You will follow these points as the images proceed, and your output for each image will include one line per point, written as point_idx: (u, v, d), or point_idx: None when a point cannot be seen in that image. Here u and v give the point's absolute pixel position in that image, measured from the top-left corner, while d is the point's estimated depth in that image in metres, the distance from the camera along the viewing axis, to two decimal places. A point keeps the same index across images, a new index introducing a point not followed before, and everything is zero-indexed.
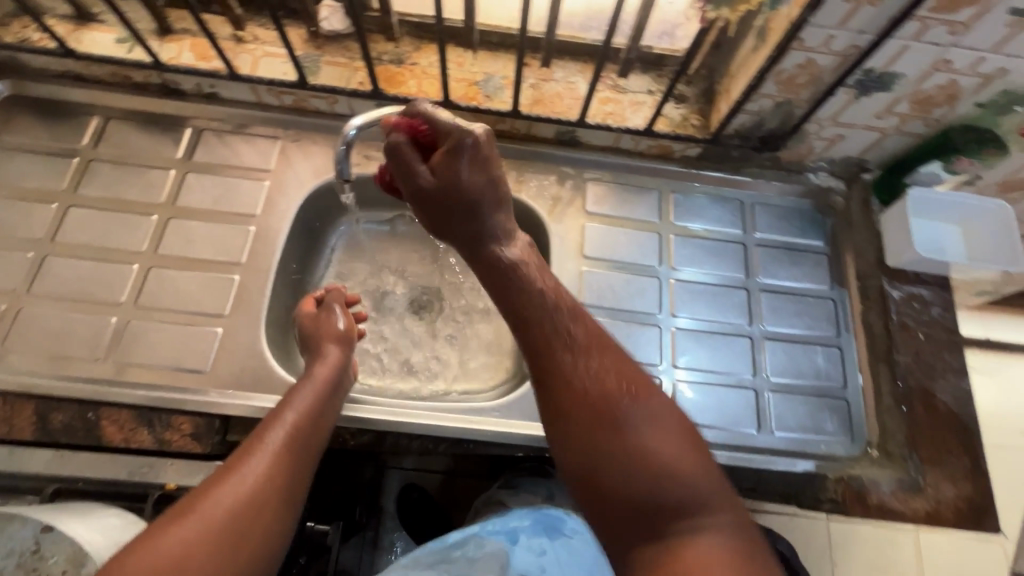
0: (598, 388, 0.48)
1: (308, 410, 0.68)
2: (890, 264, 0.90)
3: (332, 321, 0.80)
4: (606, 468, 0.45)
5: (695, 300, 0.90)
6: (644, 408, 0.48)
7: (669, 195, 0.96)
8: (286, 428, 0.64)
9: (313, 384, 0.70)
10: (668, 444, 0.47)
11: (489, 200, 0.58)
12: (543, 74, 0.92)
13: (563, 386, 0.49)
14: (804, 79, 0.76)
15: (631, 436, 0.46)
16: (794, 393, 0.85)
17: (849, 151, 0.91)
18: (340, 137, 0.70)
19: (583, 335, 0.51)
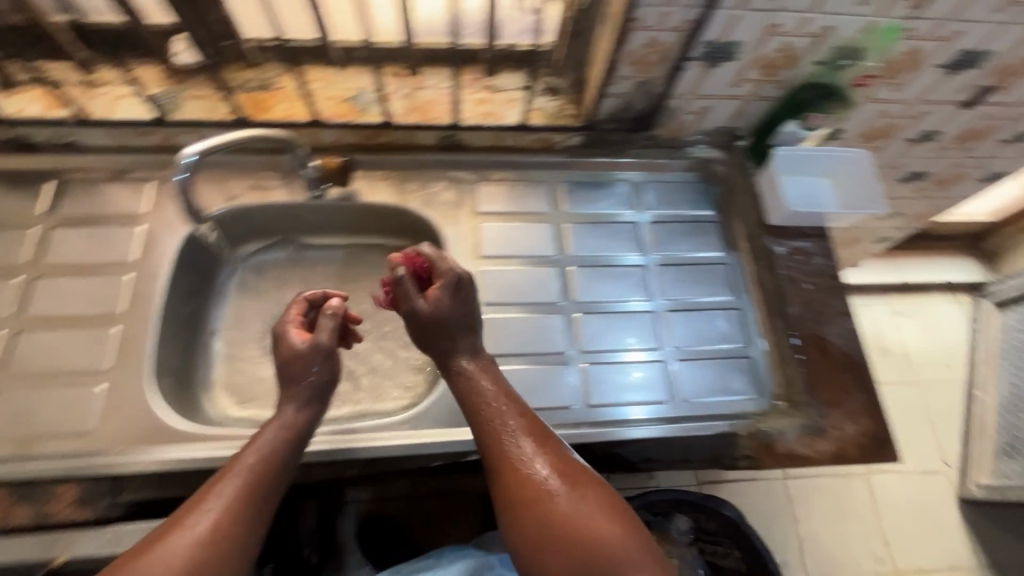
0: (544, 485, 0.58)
1: (271, 453, 0.64)
2: (772, 223, 0.94)
3: (314, 363, 0.71)
4: (550, 535, 0.56)
5: (598, 283, 0.92)
6: (578, 486, 0.58)
7: (559, 186, 0.98)
8: (243, 473, 0.61)
9: (282, 426, 0.67)
10: (601, 521, 0.56)
11: (467, 324, 0.70)
12: (415, 82, 0.92)
13: (504, 467, 0.60)
14: (654, 58, 0.79)
15: (574, 515, 0.56)
16: (701, 358, 0.87)
17: (719, 121, 0.95)
18: (177, 165, 0.72)
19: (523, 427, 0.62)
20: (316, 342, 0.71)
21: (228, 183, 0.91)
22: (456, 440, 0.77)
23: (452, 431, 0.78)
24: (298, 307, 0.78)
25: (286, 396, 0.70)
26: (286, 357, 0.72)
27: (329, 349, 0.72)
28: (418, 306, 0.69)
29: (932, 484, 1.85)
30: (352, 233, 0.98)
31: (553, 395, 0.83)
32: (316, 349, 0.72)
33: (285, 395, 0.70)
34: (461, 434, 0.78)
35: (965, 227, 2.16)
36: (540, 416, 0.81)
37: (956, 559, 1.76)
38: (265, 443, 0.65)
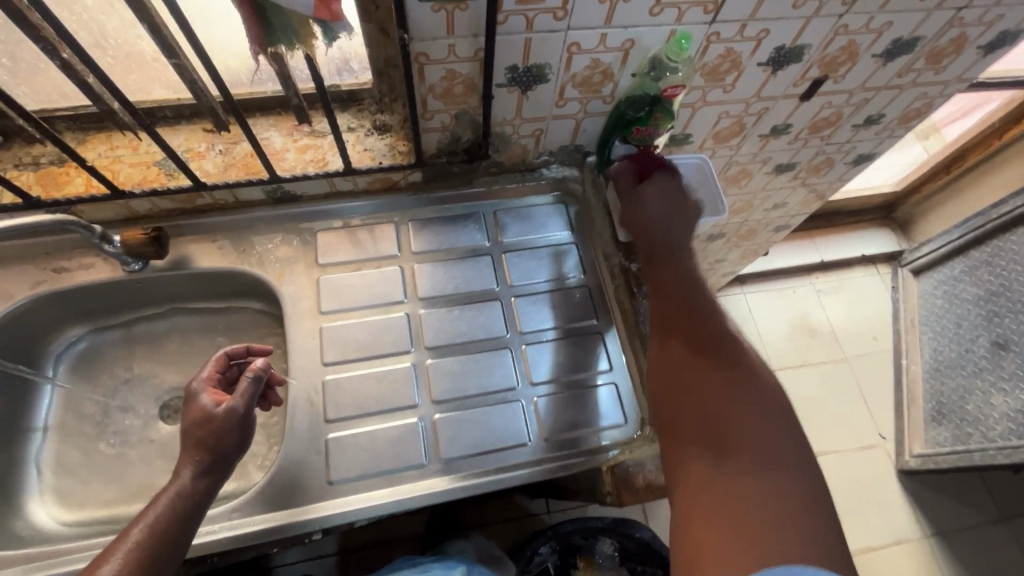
0: (693, 372, 0.68)
1: (161, 519, 0.60)
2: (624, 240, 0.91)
3: (226, 428, 0.66)
4: (693, 416, 0.65)
5: (451, 322, 0.87)
6: (743, 379, 0.67)
7: (406, 225, 0.93)
8: (127, 551, 0.57)
9: (174, 494, 0.62)
10: (745, 406, 0.65)
11: (670, 210, 0.82)
12: (231, 137, 0.86)
13: (669, 366, 0.70)
14: (461, 89, 0.75)
15: (732, 379, 0.67)
16: (563, 390, 0.84)
17: (560, 140, 0.92)
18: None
19: (707, 342, 0.70)
20: (233, 407, 0.67)
21: (30, 267, 0.82)
22: (295, 520, 0.73)
23: (292, 511, 0.73)
24: (217, 365, 0.74)
25: (189, 459, 0.65)
26: (196, 419, 0.66)
27: (245, 414, 0.68)
28: (656, 187, 0.82)
29: (871, 458, 1.86)
30: (192, 301, 0.92)
31: (403, 455, 0.77)
32: (235, 413, 0.67)
33: (185, 460, 0.65)
34: (304, 513, 0.73)
35: (877, 199, 2.18)
36: (389, 480, 0.76)
37: (902, 531, 1.76)
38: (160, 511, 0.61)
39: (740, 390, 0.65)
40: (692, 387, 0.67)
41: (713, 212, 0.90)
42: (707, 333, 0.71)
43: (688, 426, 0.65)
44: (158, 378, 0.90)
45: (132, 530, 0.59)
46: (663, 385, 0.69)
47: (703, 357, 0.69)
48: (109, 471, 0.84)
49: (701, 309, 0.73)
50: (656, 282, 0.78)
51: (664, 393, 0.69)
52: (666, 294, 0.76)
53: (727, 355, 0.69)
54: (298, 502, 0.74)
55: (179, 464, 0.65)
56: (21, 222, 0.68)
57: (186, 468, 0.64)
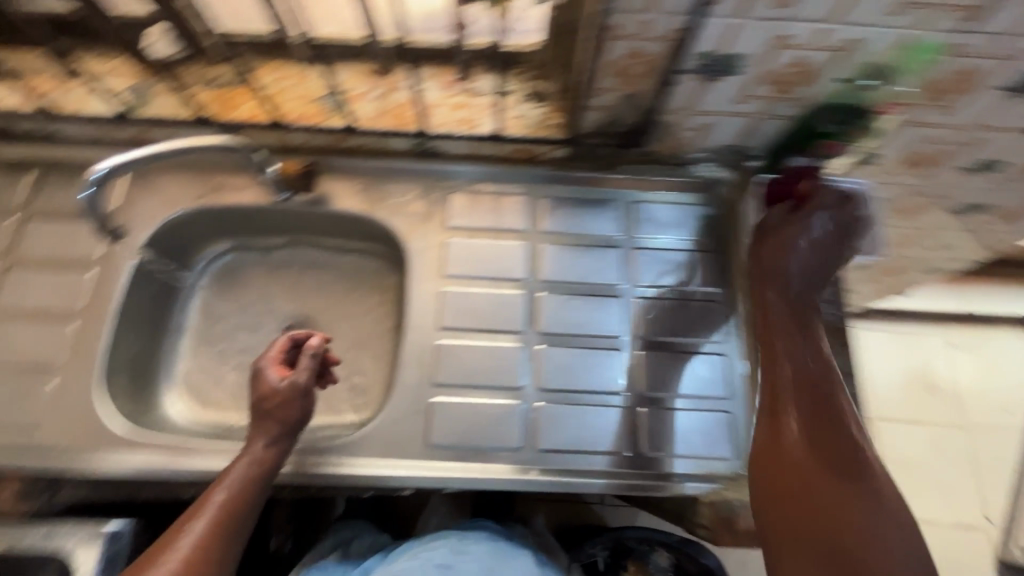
0: (800, 467, 0.66)
1: (240, 486, 0.68)
2: None
3: (292, 401, 0.73)
4: (803, 513, 0.64)
5: (567, 311, 0.84)
6: (853, 478, 0.65)
7: (540, 201, 0.89)
8: (209, 516, 0.65)
9: (248, 463, 0.69)
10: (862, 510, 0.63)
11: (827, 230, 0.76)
12: (389, 84, 0.86)
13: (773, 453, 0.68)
14: (639, 70, 0.69)
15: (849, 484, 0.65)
16: (671, 407, 0.80)
17: (725, 140, 0.83)
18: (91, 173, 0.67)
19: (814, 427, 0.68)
20: (295, 382, 0.73)
21: (198, 182, 0.88)
22: (389, 474, 0.75)
23: (391, 462, 0.76)
24: (281, 347, 0.77)
25: (262, 429, 0.71)
26: (265, 393, 0.73)
27: (306, 390, 0.74)
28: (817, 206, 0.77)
29: (966, 538, 1.65)
30: (324, 238, 0.95)
31: (499, 435, 0.77)
32: (301, 383, 0.74)
33: (256, 431, 0.71)
34: (402, 467, 0.75)
35: None
36: (484, 456, 0.76)
37: None
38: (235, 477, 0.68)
39: (855, 496, 0.64)
40: (808, 488, 0.65)
41: (861, 252, 0.79)
42: (825, 432, 0.68)
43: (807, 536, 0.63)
44: (282, 304, 0.95)
45: (214, 496, 0.66)
46: (768, 487, 0.67)
47: (819, 462, 0.66)
48: (231, 381, 0.90)
49: (822, 396, 0.70)
50: (769, 373, 0.73)
51: (776, 496, 0.66)
52: (782, 383, 0.71)
53: (850, 460, 0.66)
54: (398, 455, 0.76)
55: (250, 435, 0.71)
56: (205, 141, 0.70)
57: (258, 439, 0.71)
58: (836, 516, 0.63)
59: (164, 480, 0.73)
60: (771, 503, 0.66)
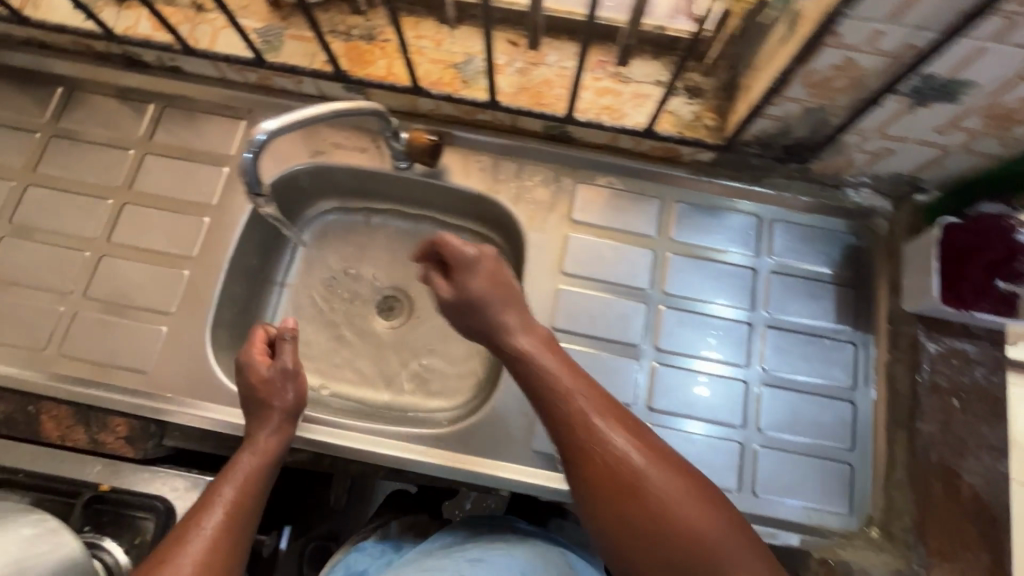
0: (664, 490, 0.50)
1: (249, 477, 0.64)
2: (908, 310, 0.75)
3: (286, 387, 0.70)
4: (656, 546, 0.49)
5: (686, 329, 0.79)
6: (673, 480, 0.51)
7: (672, 205, 0.82)
8: (224, 507, 0.60)
9: (255, 452, 0.66)
10: (696, 517, 0.50)
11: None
12: (532, 57, 0.79)
13: (618, 471, 0.51)
14: (842, 83, 0.60)
15: (651, 497, 0.50)
16: (787, 450, 0.74)
17: (898, 167, 0.74)
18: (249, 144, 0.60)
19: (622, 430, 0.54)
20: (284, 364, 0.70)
21: (316, 137, 0.84)
22: (489, 474, 0.73)
23: (490, 461, 0.73)
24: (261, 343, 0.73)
25: (263, 418, 0.69)
26: (258, 380, 0.69)
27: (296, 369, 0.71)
28: None
29: None
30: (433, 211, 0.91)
31: None
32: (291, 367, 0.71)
33: (257, 420, 0.69)
34: (501, 469, 0.73)
35: None
36: None
37: None
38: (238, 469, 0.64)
39: (720, 513, 0.51)
40: (643, 504, 0.50)
41: None
42: (661, 447, 0.54)
43: (641, 542, 0.49)
44: (381, 272, 0.92)
45: (225, 489, 0.62)
46: (613, 479, 0.51)
47: (609, 476, 0.51)
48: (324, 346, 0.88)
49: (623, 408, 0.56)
50: (548, 363, 0.59)
51: (591, 492, 0.52)
52: (560, 388, 0.57)
53: (626, 484, 0.51)
54: (497, 454, 0.74)
55: (251, 427, 0.68)
56: (351, 106, 0.64)
57: (262, 429, 0.68)
58: (687, 522, 0.49)
59: None
60: (645, 496, 0.50)
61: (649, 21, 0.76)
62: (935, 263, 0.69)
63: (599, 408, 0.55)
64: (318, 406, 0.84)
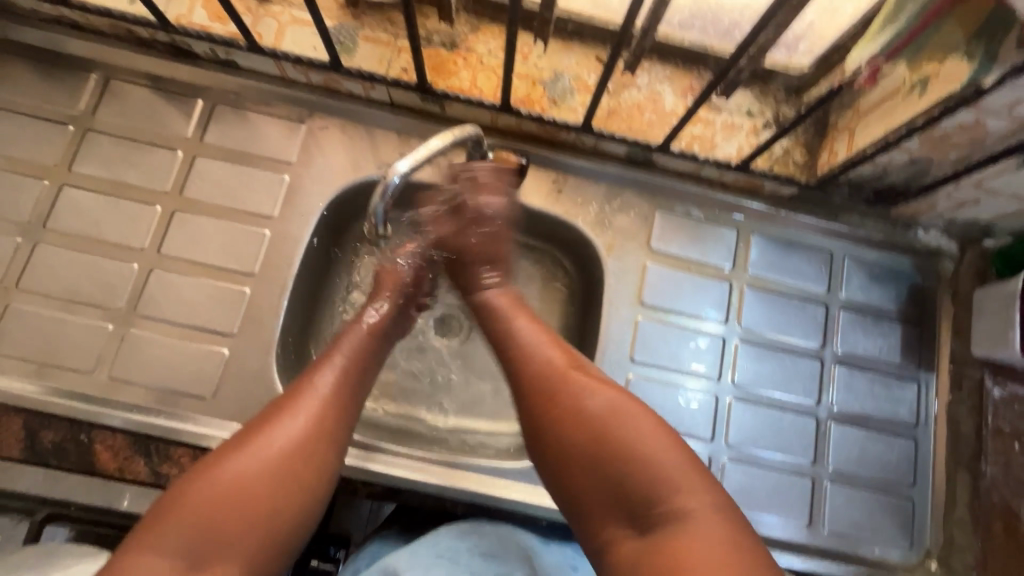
0: (585, 412, 0.55)
1: (346, 368, 0.62)
2: (977, 354, 0.78)
3: (414, 277, 0.72)
4: (581, 463, 0.54)
5: (760, 364, 0.79)
6: (620, 412, 0.54)
7: (748, 237, 0.82)
8: (319, 400, 0.58)
9: (345, 347, 0.63)
10: (639, 436, 0.53)
11: None
12: (623, 78, 0.76)
13: (552, 395, 0.57)
14: (960, 141, 0.60)
15: (623, 431, 0.53)
16: (855, 486, 0.77)
17: (976, 215, 0.76)
18: (380, 184, 0.60)
19: (554, 368, 0.59)
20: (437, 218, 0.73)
21: (385, 147, 0.79)
22: None
23: None
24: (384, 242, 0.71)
25: (374, 298, 0.70)
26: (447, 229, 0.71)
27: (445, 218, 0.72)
28: None
29: None
30: None
31: None
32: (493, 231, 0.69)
33: (353, 320, 0.67)
34: None
35: None
36: None
37: None
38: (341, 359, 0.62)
39: (699, 469, 0.52)
40: (586, 431, 0.54)
41: None
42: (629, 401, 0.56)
43: (603, 479, 0.52)
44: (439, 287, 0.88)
45: (321, 376, 0.60)
46: (579, 420, 0.55)
47: (563, 412, 0.56)
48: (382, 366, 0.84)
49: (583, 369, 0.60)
50: (525, 337, 0.62)
51: (545, 428, 0.56)
52: (533, 352, 0.61)
53: (607, 418, 0.54)
54: None
55: (352, 322, 0.66)
56: (457, 132, 0.62)
57: (353, 337, 0.64)
58: (653, 462, 0.51)
59: (343, 476, 0.71)
60: (577, 430, 0.54)
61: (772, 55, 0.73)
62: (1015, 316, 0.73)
63: (558, 367, 0.59)
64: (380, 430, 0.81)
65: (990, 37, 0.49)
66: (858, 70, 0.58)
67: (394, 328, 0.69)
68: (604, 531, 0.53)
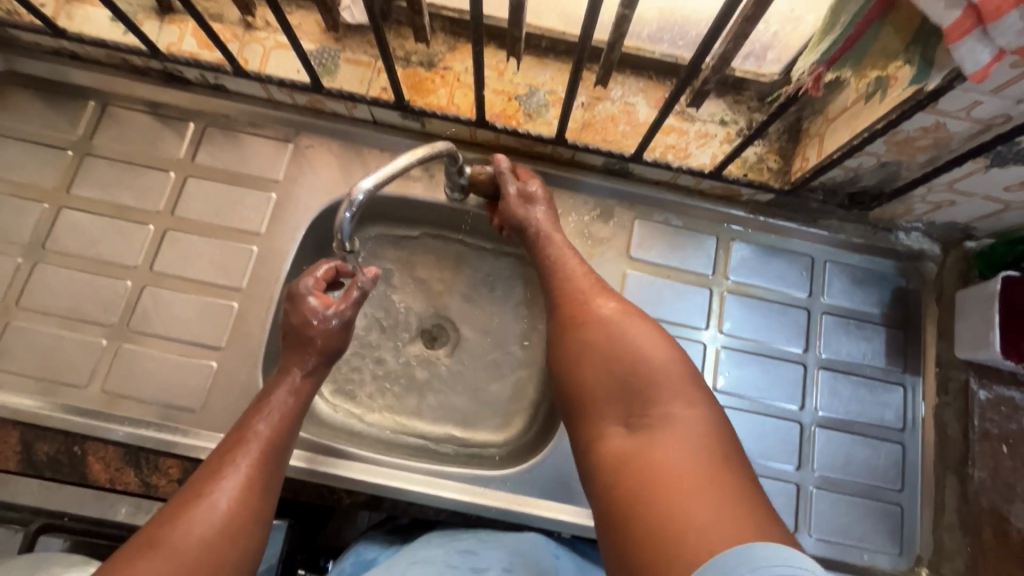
0: (603, 317, 0.63)
1: (267, 440, 0.62)
2: (960, 356, 0.77)
3: (330, 333, 0.69)
4: (587, 361, 0.61)
5: (742, 369, 0.79)
6: (632, 323, 0.62)
7: (727, 244, 0.83)
8: (239, 475, 0.58)
9: (269, 417, 0.63)
10: (643, 346, 0.59)
11: None
12: (597, 92, 0.77)
13: (573, 302, 0.66)
14: (925, 143, 0.61)
15: (626, 339, 0.60)
16: (842, 492, 0.76)
17: (954, 217, 0.76)
18: (346, 200, 0.61)
19: (580, 287, 0.67)
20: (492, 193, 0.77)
21: (368, 164, 0.82)
22: (553, 517, 0.73)
23: (554, 505, 0.73)
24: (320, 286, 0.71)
25: (288, 361, 0.68)
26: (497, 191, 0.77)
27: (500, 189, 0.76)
28: None
29: None
30: (483, 239, 0.89)
31: None
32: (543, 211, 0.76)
33: (273, 385, 0.67)
34: (563, 513, 0.73)
35: None
36: None
37: None
38: (273, 411, 0.64)
39: (696, 389, 0.56)
40: (595, 336, 0.62)
41: None
42: (640, 317, 0.63)
43: (609, 377, 0.59)
44: (423, 297, 0.89)
45: (242, 454, 0.60)
46: (595, 327, 0.63)
47: (579, 321, 0.64)
48: (369, 376, 0.86)
49: (606, 290, 0.67)
50: (562, 265, 0.70)
51: (568, 330, 0.65)
52: (568, 273, 0.70)
53: (615, 326, 0.62)
54: (560, 498, 0.74)
55: (267, 390, 0.66)
56: (426, 149, 0.65)
57: (278, 390, 0.66)
58: (656, 370, 0.57)
59: (327, 485, 0.73)
60: (598, 333, 0.62)
61: (739, 65, 0.74)
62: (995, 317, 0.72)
63: (589, 286, 0.67)
64: (367, 439, 0.82)
65: (925, 43, 0.46)
66: (802, 78, 0.55)
67: (312, 395, 0.68)
68: (600, 431, 0.57)
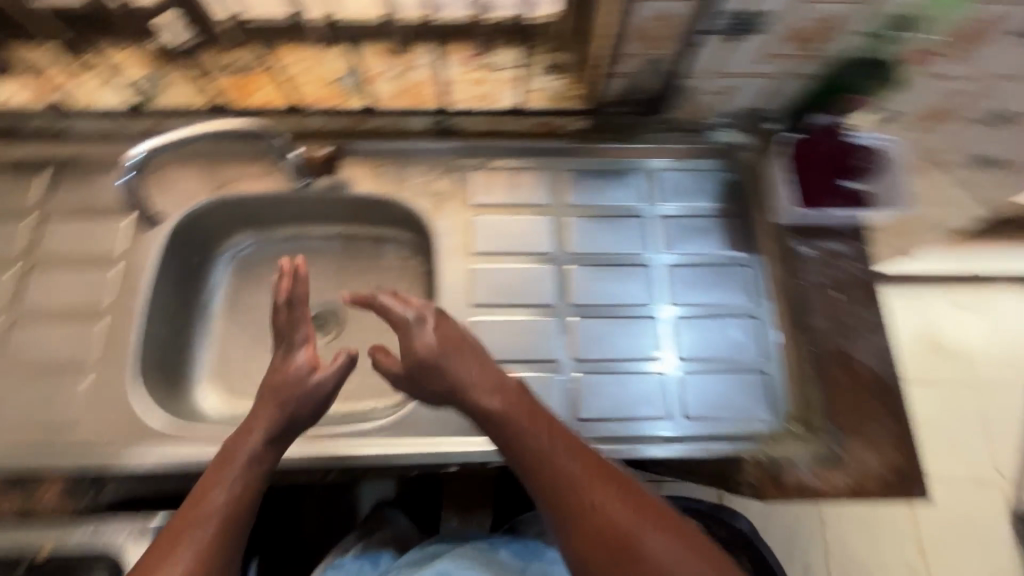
0: (605, 506, 0.54)
1: (224, 513, 0.58)
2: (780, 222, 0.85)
3: (308, 396, 0.67)
4: (603, 566, 0.53)
5: (596, 282, 0.84)
6: (645, 520, 0.54)
7: (561, 174, 0.89)
8: (190, 556, 0.55)
9: (226, 485, 0.59)
10: (659, 544, 0.53)
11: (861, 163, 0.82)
12: (407, 64, 0.87)
13: (570, 492, 0.56)
14: (665, 31, 0.70)
15: (634, 538, 0.53)
16: (709, 370, 0.80)
17: (744, 101, 0.83)
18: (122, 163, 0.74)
19: (576, 461, 0.57)
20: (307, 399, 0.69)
21: (215, 173, 0.88)
22: (435, 451, 0.75)
23: (434, 440, 0.75)
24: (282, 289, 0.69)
25: (256, 418, 0.65)
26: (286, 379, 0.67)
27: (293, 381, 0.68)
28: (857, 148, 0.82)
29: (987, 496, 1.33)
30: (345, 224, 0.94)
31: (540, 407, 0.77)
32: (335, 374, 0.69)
33: (233, 446, 0.63)
34: (443, 444, 0.75)
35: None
36: None
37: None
38: (230, 475, 0.60)
39: (719, 574, 0.52)
40: (611, 540, 0.53)
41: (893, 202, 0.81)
42: (637, 496, 0.56)
43: (612, 573, 0.52)
44: None
45: (195, 531, 0.56)
46: (597, 520, 0.54)
47: (582, 518, 0.54)
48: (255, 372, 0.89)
49: (590, 456, 0.58)
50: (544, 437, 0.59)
51: (572, 531, 0.55)
52: (557, 457, 0.58)
53: (623, 530, 0.53)
54: (439, 432, 0.76)
55: (225, 456, 0.62)
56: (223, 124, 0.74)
57: (236, 459, 0.61)
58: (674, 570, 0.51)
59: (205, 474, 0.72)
60: (608, 534, 0.53)
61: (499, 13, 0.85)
62: (777, 174, 0.85)
63: (583, 456, 0.58)
64: None
65: None
66: None
67: (274, 456, 0.64)
68: None
